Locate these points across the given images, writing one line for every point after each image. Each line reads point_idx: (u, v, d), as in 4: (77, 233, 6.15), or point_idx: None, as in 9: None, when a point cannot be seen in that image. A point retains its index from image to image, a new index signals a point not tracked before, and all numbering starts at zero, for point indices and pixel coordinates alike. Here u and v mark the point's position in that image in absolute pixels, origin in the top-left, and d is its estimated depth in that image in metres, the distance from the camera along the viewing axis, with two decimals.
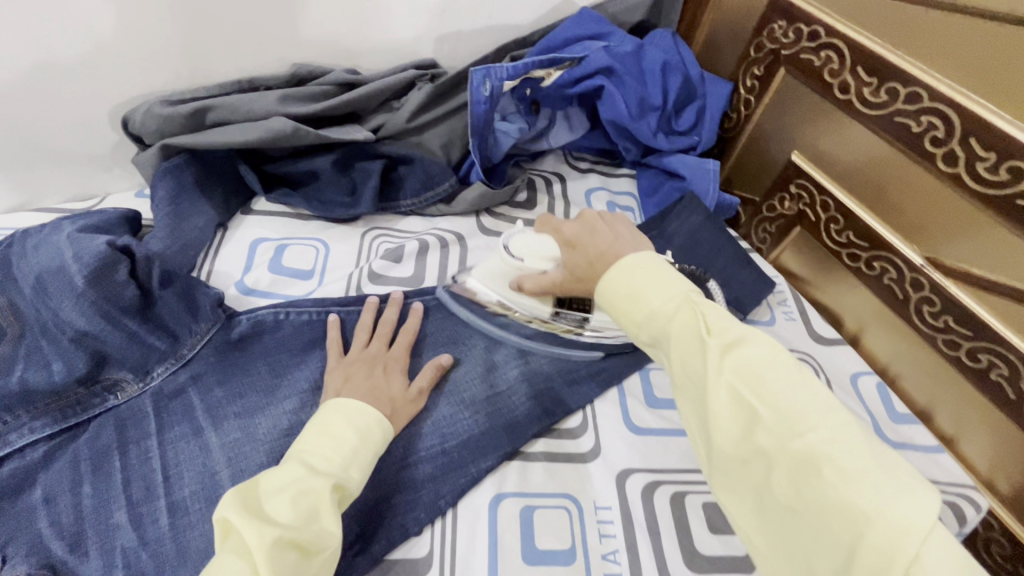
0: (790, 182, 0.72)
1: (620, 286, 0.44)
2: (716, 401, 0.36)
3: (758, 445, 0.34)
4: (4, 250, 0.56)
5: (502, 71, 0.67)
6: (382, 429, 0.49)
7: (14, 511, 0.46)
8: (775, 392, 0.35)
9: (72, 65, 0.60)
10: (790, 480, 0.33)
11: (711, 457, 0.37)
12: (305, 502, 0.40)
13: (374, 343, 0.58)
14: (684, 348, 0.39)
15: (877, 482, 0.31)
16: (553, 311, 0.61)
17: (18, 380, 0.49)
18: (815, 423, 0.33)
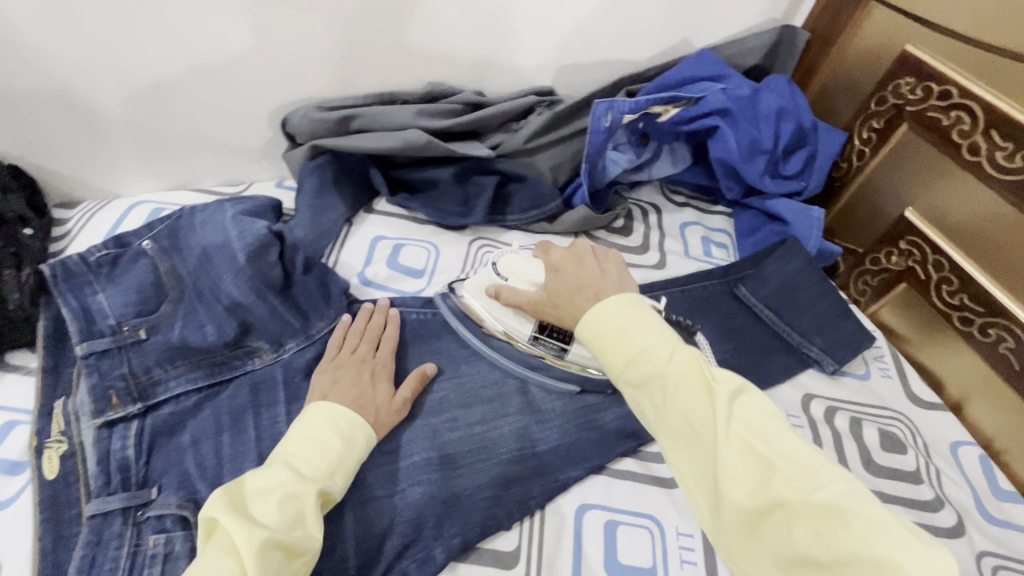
0: (900, 238, 0.71)
1: (612, 327, 0.46)
2: (726, 451, 0.38)
3: (775, 497, 0.36)
4: (174, 222, 0.64)
5: (624, 105, 0.71)
6: (365, 436, 0.52)
7: (167, 448, 0.53)
8: (782, 444, 0.38)
9: (249, 71, 0.69)
10: (814, 531, 0.34)
11: (721, 510, 0.38)
12: (291, 507, 0.44)
13: (362, 347, 0.60)
14: (688, 396, 0.41)
15: (903, 536, 0.32)
16: (532, 335, 0.62)
17: (179, 336, 0.57)
18: (829, 476, 0.36)
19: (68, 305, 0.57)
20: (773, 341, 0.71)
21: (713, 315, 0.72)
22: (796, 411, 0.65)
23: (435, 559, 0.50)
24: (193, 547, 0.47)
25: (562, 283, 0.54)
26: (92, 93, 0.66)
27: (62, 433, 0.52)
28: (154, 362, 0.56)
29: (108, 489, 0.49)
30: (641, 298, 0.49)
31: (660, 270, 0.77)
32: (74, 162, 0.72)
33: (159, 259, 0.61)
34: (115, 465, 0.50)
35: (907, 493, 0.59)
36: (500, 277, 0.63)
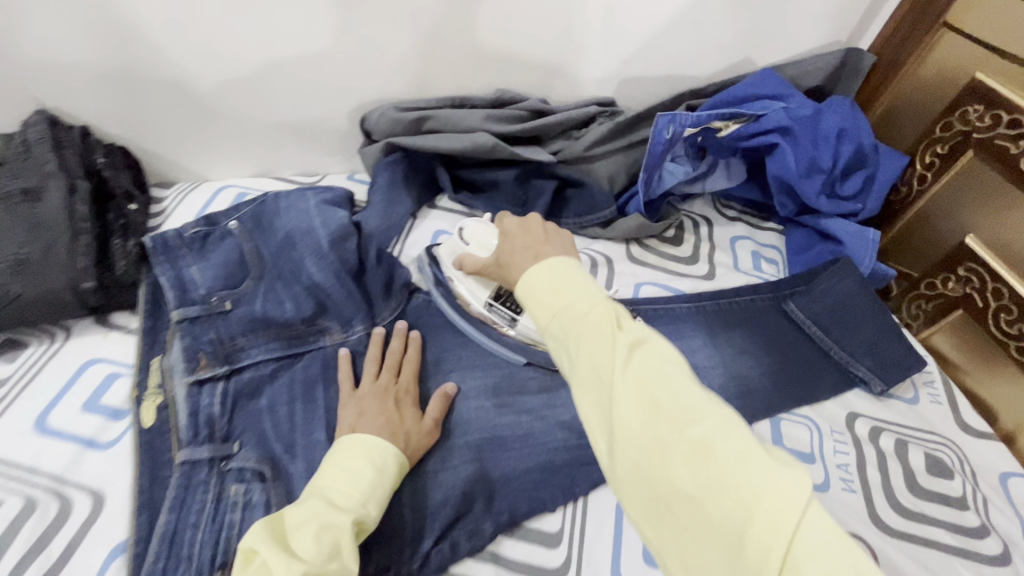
0: (958, 264, 0.71)
1: (537, 278, 0.47)
2: (622, 390, 0.38)
3: (660, 433, 0.36)
4: (261, 206, 0.70)
5: (686, 118, 0.73)
6: (397, 461, 0.52)
7: (247, 409, 0.58)
8: (674, 388, 0.38)
9: (335, 72, 0.75)
10: (687, 463, 0.35)
11: (610, 449, 0.38)
12: (327, 537, 0.43)
13: (382, 374, 0.60)
14: (591, 339, 0.41)
15: (763, 466, 0.34)
16: (489, 300, 0.66)
17: (261, 310, 0.62)
18: (713, 417, 0.36)
19: (165, 273, 0.63)
20: (821, 358, 0.71)
21: (760, 329, 0.74)
22: (840, 429, 0.67)
23: (486, 531, 0.54)
24: (269, 499, 0.52)
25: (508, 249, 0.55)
26: (189, 80, 0.72)
27: (159, 387, 0.57)
28: (238, 331, 0.61)
29: (195, 440, 0.54)
30: (576, 260, 0.48)
31: (708, 281, 0.79)
32: (172, 146, 0.79)
33: (245, 239, 0.67)
34: (202, 419, 0.55)
35: (948, 517, 0.61)
36: (464, 244, 0.67)
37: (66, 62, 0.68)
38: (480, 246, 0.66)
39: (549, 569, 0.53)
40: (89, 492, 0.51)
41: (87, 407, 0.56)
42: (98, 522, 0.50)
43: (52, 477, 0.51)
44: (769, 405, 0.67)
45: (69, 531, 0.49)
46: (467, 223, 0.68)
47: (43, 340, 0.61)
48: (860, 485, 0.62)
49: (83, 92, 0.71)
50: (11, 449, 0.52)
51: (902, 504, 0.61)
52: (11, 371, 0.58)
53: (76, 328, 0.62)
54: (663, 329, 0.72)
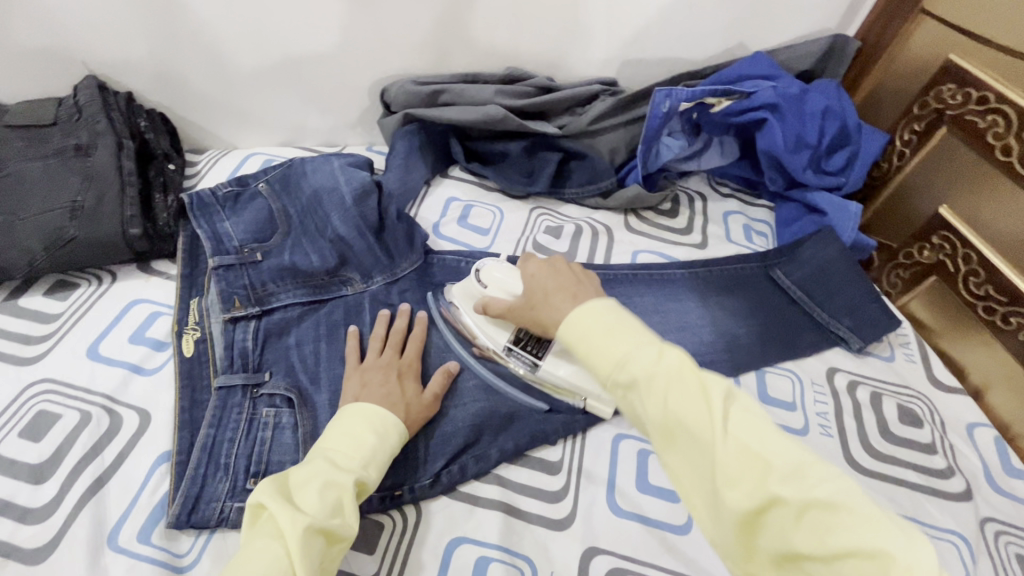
0: (932, 233, 0.77)
1: (597, 329, 0.48)
2: (725, 452, 0.39)
3: (773, 495, 0.37)
4: (288, 169, 0.76)
5: (681, 93, 0.79)
6: (398, 433, 0.55)
7: (277, 345, 0.64)
8: (774, 445, 0.39)
9: (357, 48, 0.80)
10: (810, 525, 0.36)
11: (719, 511, 0.40)
12: (330, 494, 0.47)
13: (386, 350, 0.63)
14: (682, 400, 0.42)
15: (887, 524, 0.35)
16: (508, 344, 0.64)
17: (289, 260, 0.68)
18: (821, 475, 0.37)
19: (202, 227, 0.69)
20: (804, 319, 0.77)
21: (748, 293, 0.79)
22: (820, 381, 0.72)
23: (490, 458, 0.60)
24: (296, 421, 0.57)
25: (539, 287, 0.58)
26: (223, 52, 0.78)
27: (198, 323, 0.63)
28: (269, 278, 0.67)
29: (231, 369, 0.60)
30: (616, 302, 0.51)
31: (701, 249, 0.84)
32: (206, 115, 0.85)
33: (273, 199, 0.73)
34: (237, 351, 0.61)
35: (918, 460, 0.66)
36: (483, 286, 0.67)
37: (114, 34, 0.74)
38: (499, 289, 0.65)
39: (550, 492, 0.59)
40: (137, 410, 0.57)
41: (133, 340, 0.62)
42: (147, 435, 0.55)
43: (105, 397, 0.57)
44: (754, 359, 0.73)
45: (121, 442, 0.54)
46: (483, 265, 0.68)
47: (92, 282, 0.67)
48: (836, 430, 0.68)
49: (128, 62, 0.77)
50: (67, 372, 0.58)
51: (876, 448, 0.67)
52: (64, 308, 0.64)
53: (121, 273, 0.68)
54: (658, 291, 0.78)
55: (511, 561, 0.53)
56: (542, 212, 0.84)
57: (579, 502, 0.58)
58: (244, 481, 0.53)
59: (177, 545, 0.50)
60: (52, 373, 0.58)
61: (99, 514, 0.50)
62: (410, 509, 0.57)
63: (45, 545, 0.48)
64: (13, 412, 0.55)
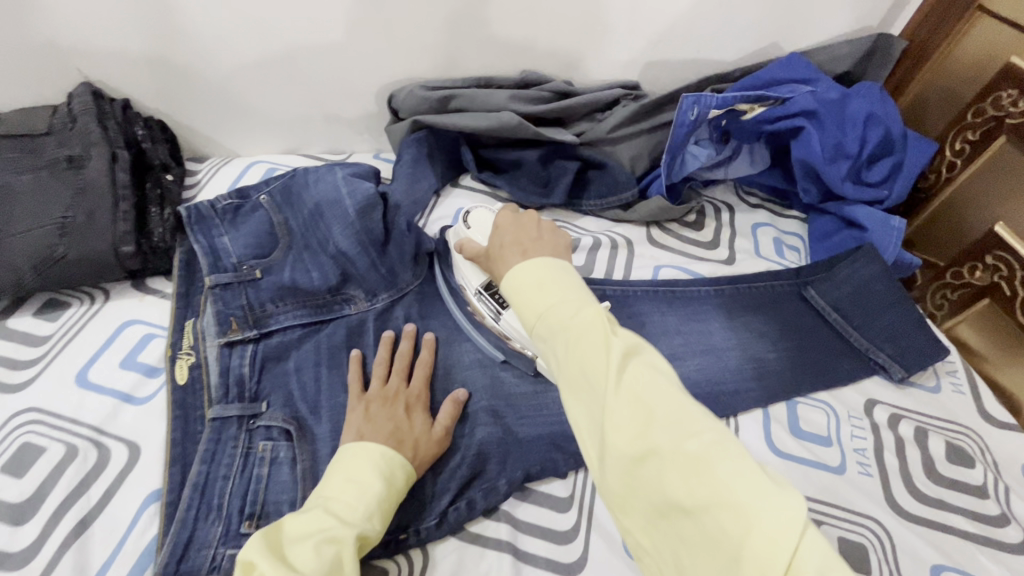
0: (986, 252, 0.70)
1: (528, 280, 0.48)
2: (616, 400, 0.38)
3: (653, 445, 0.36)
4: (290, 179, 0.72)
5: (711, 100, 0.73)
6: (405, 471, 0.51)
7: (275, 371, 0.60)
8: (665, 398, 0.38)
9: (363, 51, 0.76)
10: (682, 477, 0.35)
11: (605, 458, 0.39)
12: (329, 550, 0.43)
13: (393, 377, 0.59)
14: (587, 346, 0.41)
15: (760, 482, 0.33)
16: (478, 288, 0.63)
17: (289, 278, 0.64)
18: (705, 429, 0.37)
19: (198, 242, 0.65)
20: (840, 346, 0.71)
21: (780, 315, 0.73)
22: (858, 414, 0.67)
23: (500, 489, 0.56)
24: (294, 456, 0.53)
25: (497, 240, 0.56)
26: (223, 58, 0.74)
27: (193, 347, 0.60)
28: (268, 298, 0.63)
29: (226, 398, 0.56)
30: (561, 261, 0.49)
31: (728, 266, 0.79)
32: (207, 122, 0.81)
33: (273, 212, 0.69)
34: (232, 378, 0.57)
35: (968, 505, 0.60)
36: (464, 227, 0.66)
37: (109, 37, 0.70)
38: (478, 233, 0.64)
39: (562, 532, 0.55)
40: (125, 443, 0.53)
41: (124, 365, 0.59)
42: (135, 471, 0.52)
43: (92, 428, 0.54)
44: (787, 389, 0.67)
45: (108, 479, 0.51)
46: (473, 208, 0.67)
47: (84, 301, 0.63)
48: (876, 470, 0.62)
49: (126, 68, 0.73)
50: (54, 401, 0.55)
51: (920, 489, 0.61)
52: (54, 329, 0.61)
53: (114, 291, 0.65)
54: (682, 312, 0.73)
55: None
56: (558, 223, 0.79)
57: (595, 546, 0.54)
58: (236, 524, 0.49)
59: None
60: (38, 402, 0.55)
61: (82, 560, 0.47)
62: (415, 553, 0.53)
63: None
64: None
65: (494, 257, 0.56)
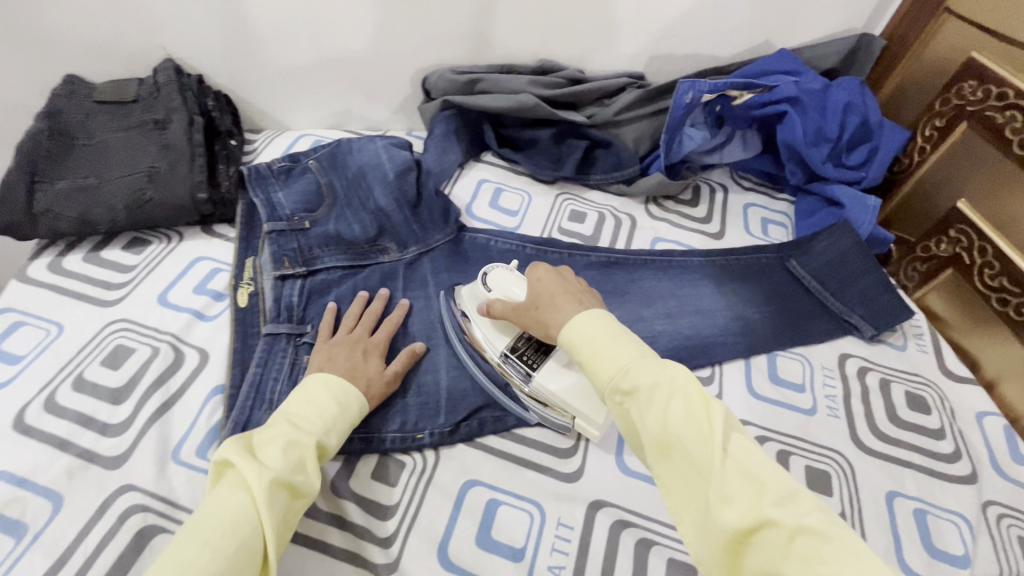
0: (949, 227, 0.79)
1: (606, 338, 0.51)
2: (723, 472, 0.41)
3: (763, 517, 0.39)
4: (336, 147, 0.83)
5: (704, 85, 0.82)
6: (358, 403, 0.57)
7: (319, 304, 0.70)
8: (767, 469, 0.42)
9: (402, 39, 0.87)
10: (799, 551, 0.38)
11: (710, 526, 0.41)
12: (294, 453, 0.49)
13: (358, 328, 0.65)
14: (684, 413, 0.44)
15: (873, 557, 0.37)
16: (504, 351, 0.63)
17: (334, 229, 0.75)
18: (808, 502, 0.40)
19: (258, 196, 0.76)
20: (818, 309, 0.79)
21: (764, 282, 0.81)
22: (830, 365, 0.74)
23: (507, 420, 0.63)
24: None
25: (545, 291, 0.60)
26: (283, 43, 0.86)
27: (253, 279, 0.70)
28: (315, 244, 0.74)
29: (278, 319, 0.67)
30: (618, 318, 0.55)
31: (717, 240, 0.87)
32: (264, 98, 0.93)
33: (320, 174, 0.80)
34: (284, 304, 0.68)
35: (925, 445, 0.68)
36: (487, 288, 0.66)
37: (188, 22, 0.82)
38: (503, 292, 0.65)
39: (562, 449, 0.62)
40: (198, 350, 0.64)
41: (196, 290, 0.70)
42: (206, 371, 0.63)
43: (172, 336, 0.65)
44: (769, 343, 0.75)
45: (183, 376, 0.62)
46: (493, 267, 0.68)
47: (163, 240, 0.75)
48: (844, 413, 0.70)
49: (200, 48, 0.85)
50: (139, 315, 0.66)
51: (883, 431, 0.69)
52: (138, 260, 0.72)
53: (187, 234, 0.77)
54: (675, 276, 0.81)
55: (521, 505, 0.57)
56: (565, 195, 0.89)
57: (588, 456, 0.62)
58: None
59: None
60: (126, 315, 0.66)
61: (165, 433, 0.57)
62: (428, 453, 0.61)
63: (120, 455, 0.55)
64: (94, 347, 0.63)
65: (542, 307, 0.59)
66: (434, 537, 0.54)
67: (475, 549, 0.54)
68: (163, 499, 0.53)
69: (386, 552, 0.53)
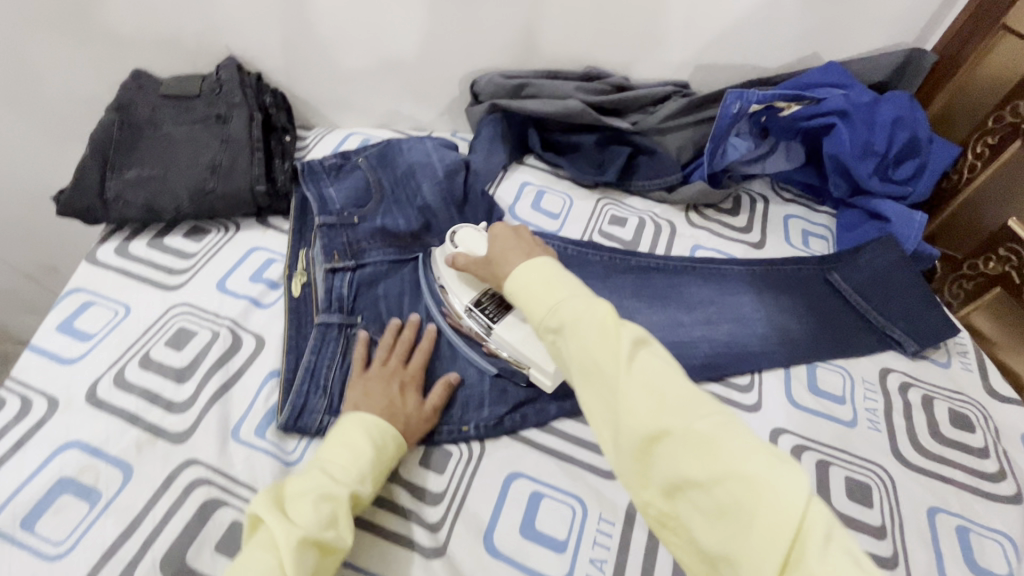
0: (998, 246, 0.80)
1: (539, 279, 0.53)
2: (628, 386, 0.43)
3: (663, 426, 0.41)
4: (386, 146, 0.85)
5: (753, 96, 0.83)
6: (396, 442, 0.57)
7: (367, 296, 0.71)
8: (673, 384, 0.43)
9: (452, 44, 0.89)
10: (694, 452, 0.39)
11: (621, 439, 0.43)
12: (325, 508, 0.49)
13: (392, 361, 0.64)
14: (597, 338, 0.46)
15: (764, 455, 0.38)
16: (468, 304, 0.67)
17: (382, 224, 0.77)
18: (710, 410, 0.41)
19: (310, 191, 0.79)
20: (862, 323, 0.78)
21: (805, 293, 0.81)
22: (872, 379, 0.74)
23: (550, 412, 0.64)
24: None
25: (497, 248, 0.63)
26: (339, 44, 0.89)
27: (306, 271, 0.73)
28: (364, 238, 0.75)
29: (329, 310, 0.69)
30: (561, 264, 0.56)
31: (758, 249, 0.88)
32: (317, 96, 0.96)
33: (370, 172, 0.82)
34: (335, 296, 0.69)
35: (969, 462, 0.67)
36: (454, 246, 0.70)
37: (250, 22, 0.86)
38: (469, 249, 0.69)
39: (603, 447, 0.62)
40: (254, 336, 0.67)
41: (252, 279, 0.73)
42: (262, 356, 0.65)
43: (231, 321, 0.68)
44: (810, 354, 0.75)
45: (241, 360, 0.64)
46: (460, 227, 0.71)
47: (221, 229, 0.78)
48: (885, 427, 0.70)
49: (260, 47, 0.89)
50: (201, 299, 0.69)
51: (925, 446, 0.68)
52: (198, 248, 0.75)
53: (244, 224, 0.80)
54: (715, 283, 0.82)
55: (563, 499, 0.58)
56: (606, 200, 0.90)
57: None
58: (338, 401, 0.62)
59: (286, 444, 0.59)
60: (189, 300, 0.69)
61: (225, 413, 0.60)
62: (474, 444, 0.62)
63: (185, 431, 0.58)
64: (159, 328, 0.66)
65: (496, 261, 0.62)
66: (479, 525, 0.56)
67: (518, 538, 0.55)
68: (224, 474, 0.55)
69: (434, 536, 0.55)
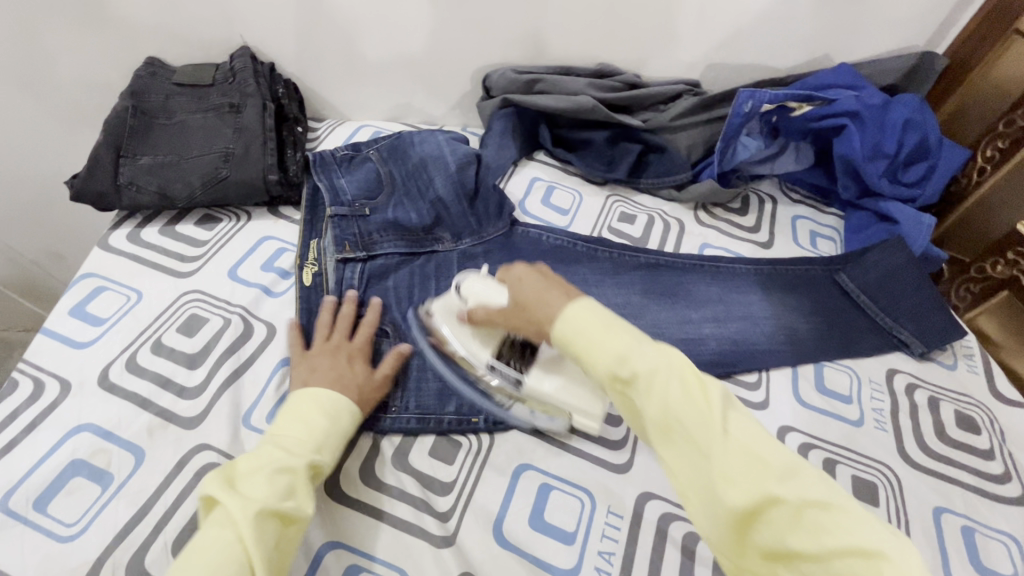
0: (1009, 248, 0.81)
1: (598, 323, 0.48)
2: (724, 452, 0.41)
3: (766, 496, 0.40)
4: (398, 139, 0.86)
5: (764, 96, 0.84)
6: (350, 412, 0.57)
7: (377, 287, 0.72)
8: (768, 448, 0.42)
9: (466, 38, 0.89)
10: (804, 524, 0.39)
11: (716, 506, 0.41)
12: (281, 480, 0.49)
13: (335, 336, 0.64)
14: (684, 398, 0.43)
15: (872, 522, 0.38)
16: (489, 361, 0.60)
17: (393, 216, 0.78)
18: (808, 475, 0.41)
19: (321, 181, 0.79)
20: (868, 324, 0.79)
21: (812, 293, 0.81)
22: (879, 380, 0.74)
23: None
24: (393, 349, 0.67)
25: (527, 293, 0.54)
26: (352, 36, 0.89)
27: (317, 261, 0.73)
28: (375, 230, 0.76)
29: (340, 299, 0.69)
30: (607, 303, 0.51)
31: (766, 249, 0.88)
32: (329, 87, 0.96)
33: (381, 164, 0.83)
34: (346, 286, 0.71)
35: (974, 464, 0.68)
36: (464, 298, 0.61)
37: (264, 13, 0.86)
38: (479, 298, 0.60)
39: (612, 441, 0.62)
40: (265, 324, 0.67)
41: (263, 268, 0.73)
42: (273, 345, 0.65)
43: (243, 309, 0.68)
44: (817, 353, 0.75)
45: (252, 347, 0.65)
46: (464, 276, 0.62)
47: (233, 218, 0.78)
48: (891, 426, 0.70)
49: (274, 37, 0.89)
50: (212, 287, 0.70)
51: (931, 446, 0.69)
52: (210, 236, 0.75)
53: (255, 214, 0.80)
54: (723, 281, 0.82)
55: (572, 491, 0.58)
56: (615, 197, 0.91)
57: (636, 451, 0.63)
58: None
59: None
60: (200, 287, 0.69)
61: (236, 399, 0.60)
62: (482, 436, 0.62)
63: (197, 416, 0.58)
64: (170, 315, 0.66)
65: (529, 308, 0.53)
66: (489, 515, 0.56)
67: (527, 529, 0.56)
68: None
69: (444, 525, 0.56)
